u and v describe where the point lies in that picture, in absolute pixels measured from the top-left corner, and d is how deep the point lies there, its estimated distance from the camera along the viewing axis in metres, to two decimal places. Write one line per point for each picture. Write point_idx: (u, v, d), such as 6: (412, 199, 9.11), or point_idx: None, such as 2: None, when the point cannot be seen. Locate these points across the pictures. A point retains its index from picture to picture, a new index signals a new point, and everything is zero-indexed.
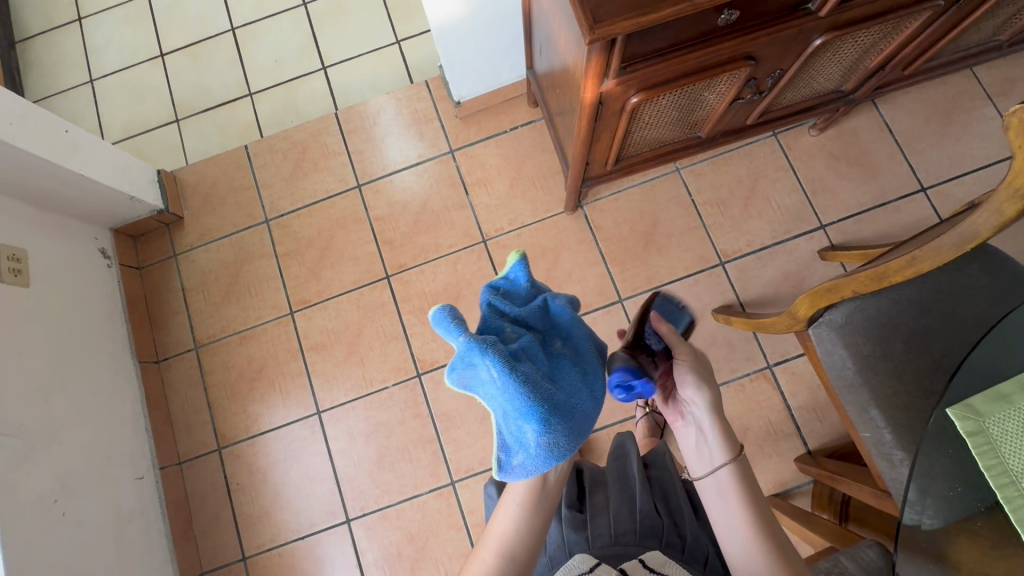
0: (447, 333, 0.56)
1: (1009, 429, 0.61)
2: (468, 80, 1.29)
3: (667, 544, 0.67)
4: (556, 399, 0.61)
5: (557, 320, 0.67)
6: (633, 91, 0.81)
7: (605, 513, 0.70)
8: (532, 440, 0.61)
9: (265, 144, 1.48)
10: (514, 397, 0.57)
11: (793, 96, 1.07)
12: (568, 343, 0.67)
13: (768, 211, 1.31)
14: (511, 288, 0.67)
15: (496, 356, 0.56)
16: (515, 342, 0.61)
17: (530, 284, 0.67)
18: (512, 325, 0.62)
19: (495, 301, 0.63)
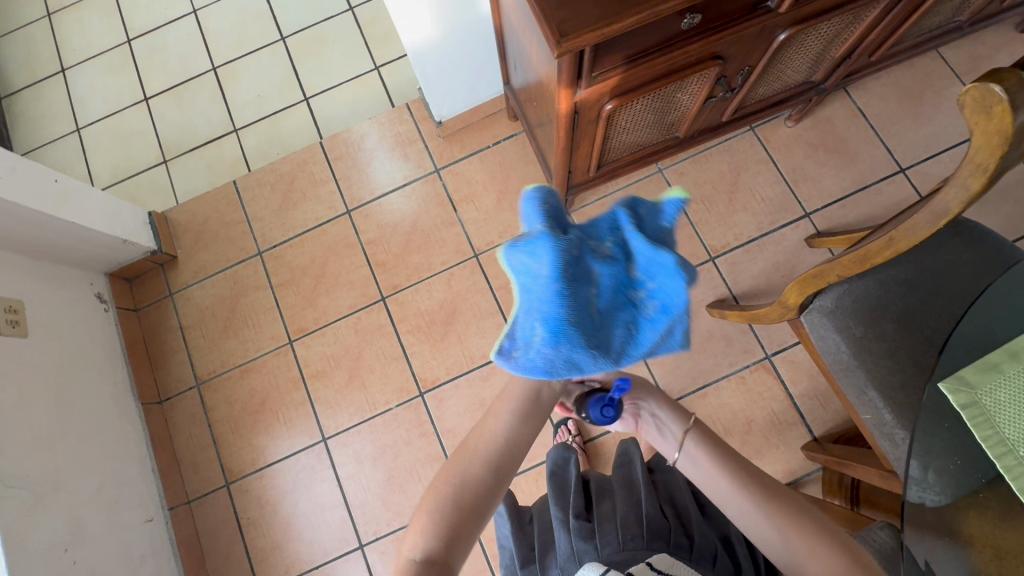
0: (537, 206, 0.56)
1: (1002, 398, 0.61)
2: (448, 99, 1.32)
3: (676, 546, 0.67)
4: (586, 330, 0.54)
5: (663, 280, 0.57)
6: (607, 98, 0.83)
7: (613, 520, 0.71)
8: (534, 350, 0.55)
9: (253, 178, 1.50)
10: (550, 301, 0.53)
11: (765, 90, 1.09)
12: (656, 306, 0.57)
13: (752, 204, 1.33)
14: (648, 220, 0.59)
15: (558, 253, 0.53)
16: (596, 259, 0.56)
17: (667, 228, 0.60)
18: (611, 247, 0.57)
19: (620, 216, 0.59)
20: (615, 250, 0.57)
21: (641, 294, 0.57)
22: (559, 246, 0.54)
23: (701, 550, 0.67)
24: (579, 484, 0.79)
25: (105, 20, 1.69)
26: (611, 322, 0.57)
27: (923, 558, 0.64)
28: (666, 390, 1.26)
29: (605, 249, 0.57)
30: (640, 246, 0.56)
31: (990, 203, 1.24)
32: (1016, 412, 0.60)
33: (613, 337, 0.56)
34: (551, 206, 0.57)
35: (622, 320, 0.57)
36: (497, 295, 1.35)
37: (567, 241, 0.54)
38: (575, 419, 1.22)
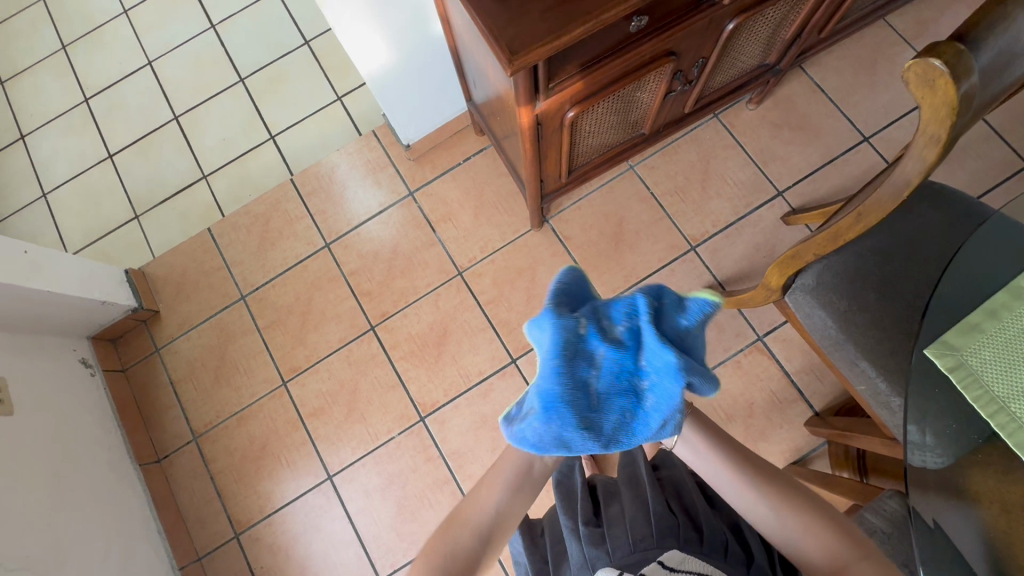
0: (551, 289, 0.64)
1: (987, 357, 0.62)
2: (413, 122, 1.33)
3: (686, 540, 0.66)
4: (578, 410, 0.58)
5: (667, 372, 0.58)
6: (568, 106, 0.84)
7: (623, 522, 0.70)
8: (526, 423, 0.60)
9: (228, 223, 1.49)
10: (546, 377, 0.59)
11: (721, 79, 1.11)
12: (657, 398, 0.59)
13: (725, 189, 1.34)
14: (667, 313, 0.61)
15: (557, 333, 0.59)
16: (601, 342, 0.59)
17: (684, 324, 0.61)
18: (621, 330, 0.60)
19: (636, 302, 0.60)
20: (625, 336, 0.60)
21: (643, 383, 0.60)
22: (565, 327, 0.59)
23: (711, 542, 0.66)
24: (587, 491, 0.79)
25: (60, 81, 1.68)
26: (607, 404, 0.60)
27: (931, 518, 0.65)
28: None
29: (615, 333, 0.60)
30: (649, 337, 0.58)
31: (954, 162, 1.26)
32: (1004, 369, 0.60)
33: (606, 417, 0.60)
34: (565, 287, 0.64)
35: (618, 405, 0.60)
36: (486, 310, 1.35)
37: (573, 324, 0.60)
38: None
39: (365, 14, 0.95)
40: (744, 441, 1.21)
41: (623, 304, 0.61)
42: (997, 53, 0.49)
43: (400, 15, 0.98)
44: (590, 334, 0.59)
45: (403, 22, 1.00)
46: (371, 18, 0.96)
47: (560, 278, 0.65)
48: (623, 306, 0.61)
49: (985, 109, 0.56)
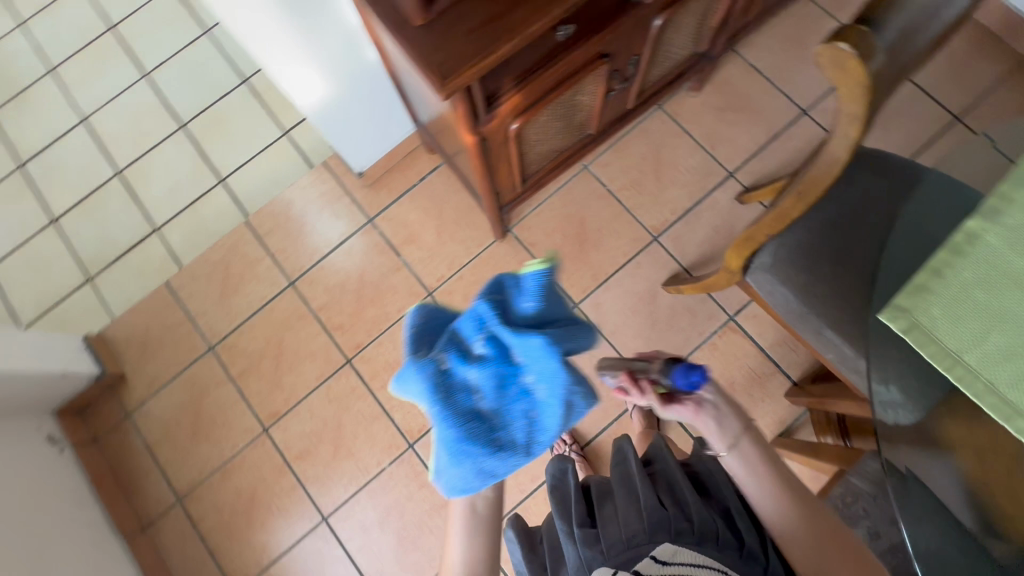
0: (406, 338, 0.57)
1: (937, 315, 0.63)
2: (362, 150, 1.32)
3: (677, 532, 0.65)
4: (480, 443, 0.54)
5: (540, 359, 0.53)
6: (510, 119, 0.85)
7: (616, 520, 0.70)
8: (446, 476, 0.56)
9: (186, 274, 1.45)
10: (439, 428, 0.54)
11: (658, 72, 1.13)
12: (545, 384, 0.54)
13: (679, 177, 1.37)
14: (514, 300, 0.54)
15: (425, 385, 0.53)
16: (469, 365, 0.53)
17: (534, 305, 0.53)
18: (482, 342, 0.54)
19: (478, 309, 0.54)
20: (486, 349, 0.53)
21: (527, 379, 0.54)
22: (428, 374, 0.53)
23: (702, 531, 0.66)
24: (581, 492, 0.78)
25: None
26: (506, 420, 0.55)
27: (903, 465, 0.69)
28: None
29: (476, 350, 0.54)
30: (508, 337, 0.52)
31: (889, 123, 1.31)
32: (952, 325, 0.62)
33: (512, 433, 0.55)
34: (414, 327, 0.57)
35: (517, 412, 0.55)
36: None
37: (433, 367, 0.53)
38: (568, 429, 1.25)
39: (299, 47, 0.93)
40: None
41: (471, 313, 0.55)
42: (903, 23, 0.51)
43: (337, 45, 0.97)
44: (451, 363, 0.53)
45: (339, 51, 0.98)
46: (305, 50, 0.94)
47: (408, 322, 0.58)
48: (470, 315, 0.54)
49: (900, 80, 0.58)
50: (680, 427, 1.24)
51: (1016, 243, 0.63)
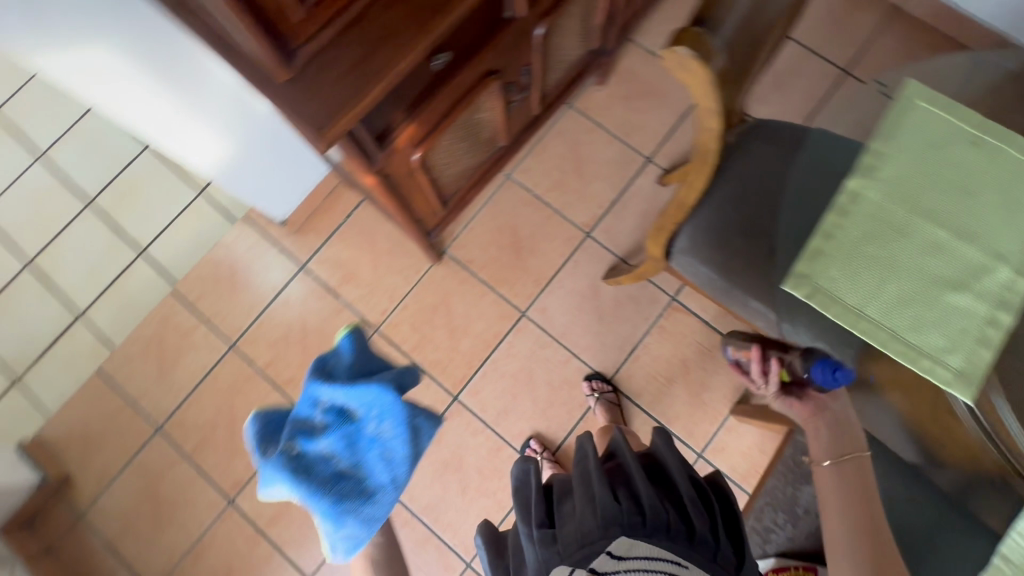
0: (256, 445, 0.67)
1: (834, 275, 0.66)
2: (279, 200, 1.30)
3: (629, 526, 0.64)
4: (351, 494, 0.64)
5: (373, 401, 0.66)
6: (411, 149, 0.84)
7: (572, 517, 0.68)
8: (334, 543, 0.64)
9: (119, 357, 1.38)
10: (311, 503, 0.63)
11: (556, 75, 1.14)
12: (384, 421, 0.67)
13: (600, 170, 1.39)
14: (336, 366, 0.69)
15: (282, 473, 0.61)
16: (317, 436, 0.64)
17: (353, 363, 0.70)
18: (320, 414, 0.66)
19: (308, 390, 0.67)
20: (327, 420, 0.65)
21: (369, 426, 0.66)
22: (283, 462, 0.62)
23: (654, 523, 0.65)
24: (542, 490, 0.75)
25: None
26: (366, 468, 0.66)
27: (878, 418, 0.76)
28: (603, 369, 1.29)
29: (318, 422, 0.65)
30: (339, 396, 0.65)
31: (784, 88, 1.38)
32: (850, 282, 0.65)
33: (376, 476, 0.66)
34: (259, 432, 0.67)
35: (371, 457, 0.66)
36: (414, 357, 1.32)
37: (284, 456, 0.62)
38: (537, 438, 1.26)
39: (177, 104, 0.89)
40: (689, 398, 1.26)
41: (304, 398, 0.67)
42: (745, 6, 0.53)
43: (223, 101, 0.92)
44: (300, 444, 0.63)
45: (227, 106, 0.94)
46: (185, 107, 0.90)
47: (252, 433, 0.67)
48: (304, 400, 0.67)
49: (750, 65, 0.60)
50: (643, 414, 1.26)
51: (894, 194, 0.66)
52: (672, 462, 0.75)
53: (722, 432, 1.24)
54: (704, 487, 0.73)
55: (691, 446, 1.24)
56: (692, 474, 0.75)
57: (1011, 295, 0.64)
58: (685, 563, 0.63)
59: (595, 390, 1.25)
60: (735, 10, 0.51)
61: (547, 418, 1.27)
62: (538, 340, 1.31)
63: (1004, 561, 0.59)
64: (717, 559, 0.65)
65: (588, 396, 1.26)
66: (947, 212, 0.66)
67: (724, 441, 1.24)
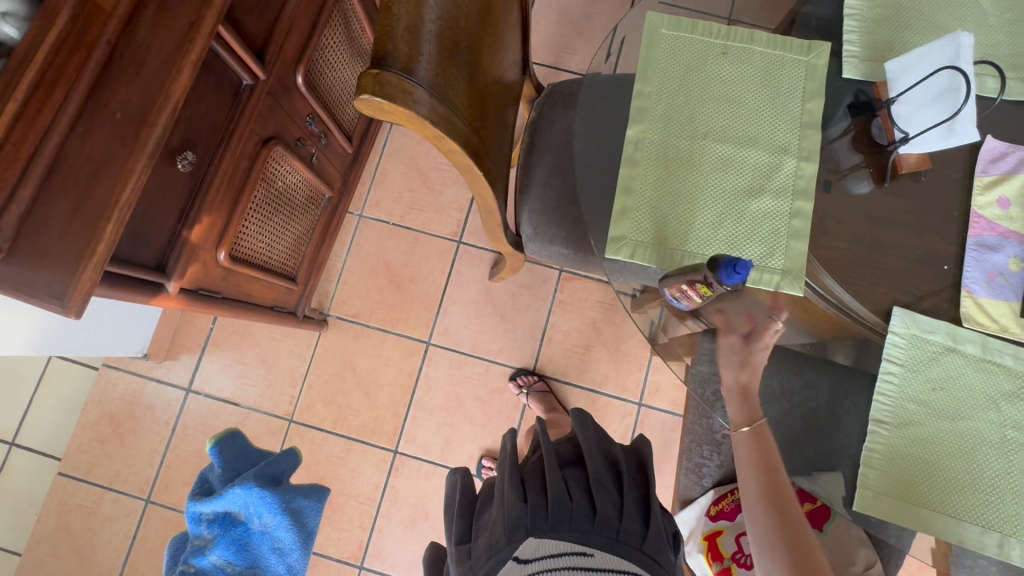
0: (172, 559, 1.09)
1: (646, 227, 0.66)
2: (132, 342, 1.19)
3: (534, 524, 0.63)
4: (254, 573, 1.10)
5: (245, 508, 1.09)
6: (211, 252, 0.77)
7: (487, 526, 0.67)
8: None
9: (28, 565, 1.24)
10: None
11: (353, 107, 1.08)
12: (262, 518, 1.10)
13: (446, 175, 1.36)
14: (216, 481, 1.14)
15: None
16: (210, 547, 1.07)
17: (223, 472, 1.14)
18: (207, 529, 1.07)
19: (191, 517, 1.07)
20: (215, 533, 1.07)
21: (251, 524, 1.10)
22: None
23: (558, 514, 0.63)
24: (468, 503, 0.76)
25: None
26: (259, 552, 1.11)
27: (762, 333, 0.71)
28: (524, 363, 1.29)
29: (207, 537, 1.07)
30: (217, 513, 1.07)
31: (585, 33, 1.38)
32: (662, 228, 0.66)
33: (269, 557, 1.11)
34: (172, 551, 1.09)
35: (259, 543, 1.11)
36: (339, 430, 1.27)
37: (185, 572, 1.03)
38: (488, 455, 1.25)
39: None
40: (611, 356, 1.28)
41: (192, 522, 1.08)
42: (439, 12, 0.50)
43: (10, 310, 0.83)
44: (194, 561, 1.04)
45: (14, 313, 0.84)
46: None
47: (170, 550, 1.10)
48: (192, 523, 1.08)
49: (476, 66, 0.58)
50: (576, 389, 1.27)
51: (670, 130, 0.67)
52: (587, 441, 0.74)
53: (651, 374, 1.27)
54: (618, 464, 0.73)
55: (629, 399, 1.27)
56: (609, 448, 0.75)
57: (802, 181, 0.66)
58: (590, 551, 0.61)
59: (523, 386, 1.24)
60: (425, 27, 0.48)
61: (490, 431, 1.26)
62: (453, 362, 1.29)
63: (879, 424, 0.63)
64: (623, 535, 0.64)
65: (519, 394, 1.25)
66: (722, 127, 0.67)
67: (657, 382, 1.27)
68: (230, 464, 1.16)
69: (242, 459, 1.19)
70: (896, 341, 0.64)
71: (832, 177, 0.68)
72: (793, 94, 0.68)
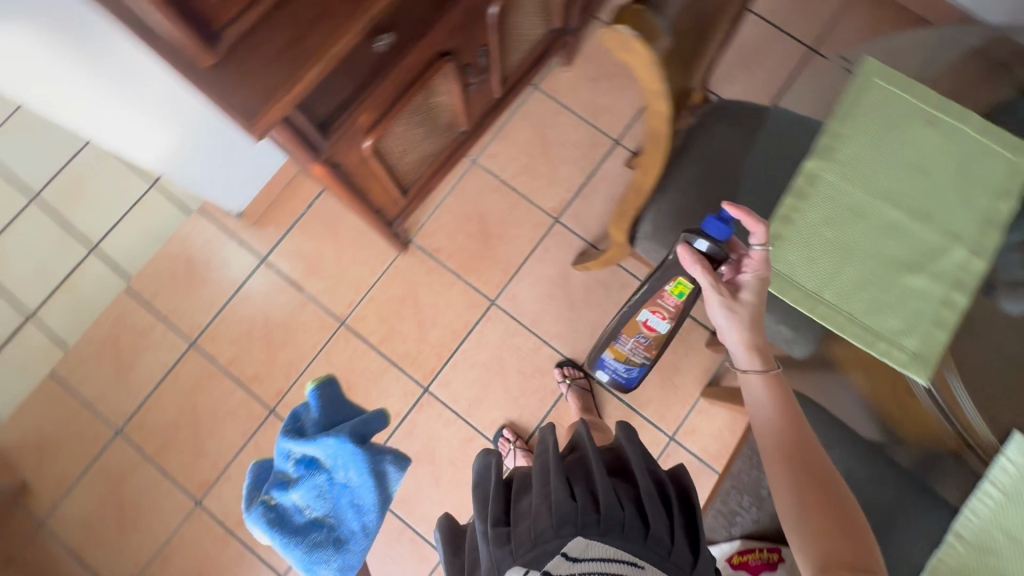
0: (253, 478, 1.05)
1: (791, 261, 0.64)
2: (231, 195, 1.25)
3: (584, 524, 0.62)
4: (323, 542, 1.02)
5: (340, 457, 1.05)
6: (360, 137, 0.79)
7: (528, 515, 0.66)
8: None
9: (71, 359, 1.32)
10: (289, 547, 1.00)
11: (518, 56, 1.10)
12: (348, 471, 1.05)
13: (567, 153, 1.36)
14: (308, 420, 1.09)
15: (263, 518, 0.98)
16: (296, 488, 1.02)
17: (319, 416, 1.10)
18: (295, 468, 1.03)
19: (283, 449, 1.03)
20: (300, 473, 1.03)
21: (341, 473, 1.05)
22: (262, 513, 0.99)
23: (611, 519, 0.63)
24: (501, 488, 0.75)
25: None
26: (339, 510, 1.05)
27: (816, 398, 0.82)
28: (575, 356, 1.28)
29: (293, 477, 1.03)
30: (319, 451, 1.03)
31: (753, 68, 1.35)
32: (806, 267, 0.64)
33: (348, 519, 1.05)
34: (254, 476, 1.05)
35: (344, 500, 1.06)
36: (381, 349, 1.30)
37: (266, 509, 0.99)
38: (509, 427, 1.25)
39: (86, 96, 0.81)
40: (661, 383, 1.26)
41: (282, 459, 1.05)
42: None
43: (158, 89, 0.86)
44: (277, 495, 1.01)
45: (160, 97, 0.87)
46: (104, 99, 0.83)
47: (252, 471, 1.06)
48: (281, 458, 1.04)
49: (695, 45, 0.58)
50: (615, 400, 1.26)
51: (851, 177, 0.65)
52: (636, 455, 0.74)
53: (692, 414, 1.25)
54: (665, 485, 0.73)
55: (663, 429, 1.24)
56: (654, 468, 0.74)
57: (967, 274, 0.63)
58: (640, 563, 0.60)
59: (566, 377, 1.24)
60: None
61: (519, 405, 1.27)
62: (508, 328, 1.30)
63: (956, 538, 0.61)
64: (674, 556, 0.63)
65: (560, 383, 1.25)
66: (902, 193, 0.65)
67: (695, 423, 1.24)
68: (327, 405, 1.12)
69: (338, 408, 1.14)
70: (1007, 466, 0.61)
71: (995, 283, 0.65)
72: (988, 187, 0.65)
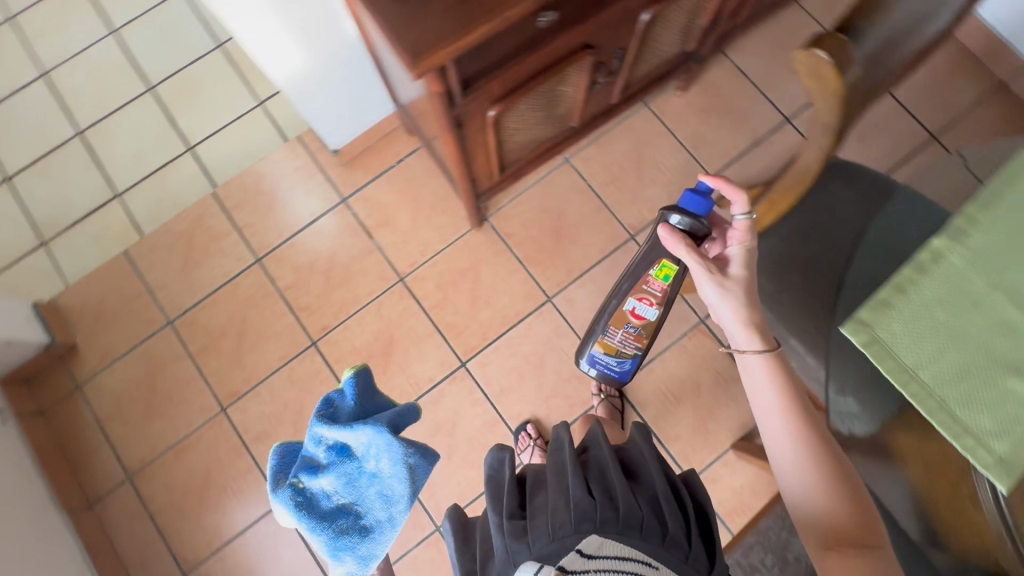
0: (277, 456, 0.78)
1: (895, 331, 0.63)
2: (335, 130, 1.28)
3: (602, 523, 0.61)
4: (351, 532, 0.76)
5: (377, 443, 0.74)
6: (489, 104, 0.81)
7: (543, 509, 0.65)
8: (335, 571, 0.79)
9: (146, 244, 1.38)
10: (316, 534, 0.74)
11: (646, 68, 1.10)
12: (383, 460, 0.75)
13: (659, 176, 1.36)
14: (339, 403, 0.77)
15: (289, 501, 0.72)
16: (324, 473, 0.74)
17: (353, 403, 0.77)
18: (324, 449, 0.75)
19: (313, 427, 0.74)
20: (330, 458, 0.74)
21: (373, 464, 0.75)
22: (287, 496, 0.72)
23: (630, 520, 0.62)
24: (515, 484, 0.74)
25: None
26: (367, 501, 0.76)
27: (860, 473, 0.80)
28: None
29: (321, 460, 0.75)
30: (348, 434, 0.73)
31: (867, 139, 1.33)
32: (908, 342, 0.62)
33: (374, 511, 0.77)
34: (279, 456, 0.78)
35: (373, 490, 0.76)
36: (431, 314, 1.32)
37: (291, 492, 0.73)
38: (533, 423, 1.26)
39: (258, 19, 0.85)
40: (693, 423, 1.24)
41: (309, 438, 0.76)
42: None
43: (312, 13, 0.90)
44: (305, 479, 0.74)
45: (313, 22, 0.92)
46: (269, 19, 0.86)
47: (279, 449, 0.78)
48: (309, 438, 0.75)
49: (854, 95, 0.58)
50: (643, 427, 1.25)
51: (976, 266, 0.64)
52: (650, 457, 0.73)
53: (717, 463, 1.22)
54: (678, 487, 0.72)
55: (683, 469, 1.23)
56: (666, 470, 0.74)
57: None
58: (656, 563, 0.59)
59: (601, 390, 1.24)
60: None
61: (548, 405, 1.27)
62: (558, 328, 1.30)
63: None
64: (691, 559, 0.62)
65: (595, 395, 1.24)
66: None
67: (718, 473, 1.22)
68: (365, 395, 0.78)
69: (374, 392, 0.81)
70: None
71: None
72: None
